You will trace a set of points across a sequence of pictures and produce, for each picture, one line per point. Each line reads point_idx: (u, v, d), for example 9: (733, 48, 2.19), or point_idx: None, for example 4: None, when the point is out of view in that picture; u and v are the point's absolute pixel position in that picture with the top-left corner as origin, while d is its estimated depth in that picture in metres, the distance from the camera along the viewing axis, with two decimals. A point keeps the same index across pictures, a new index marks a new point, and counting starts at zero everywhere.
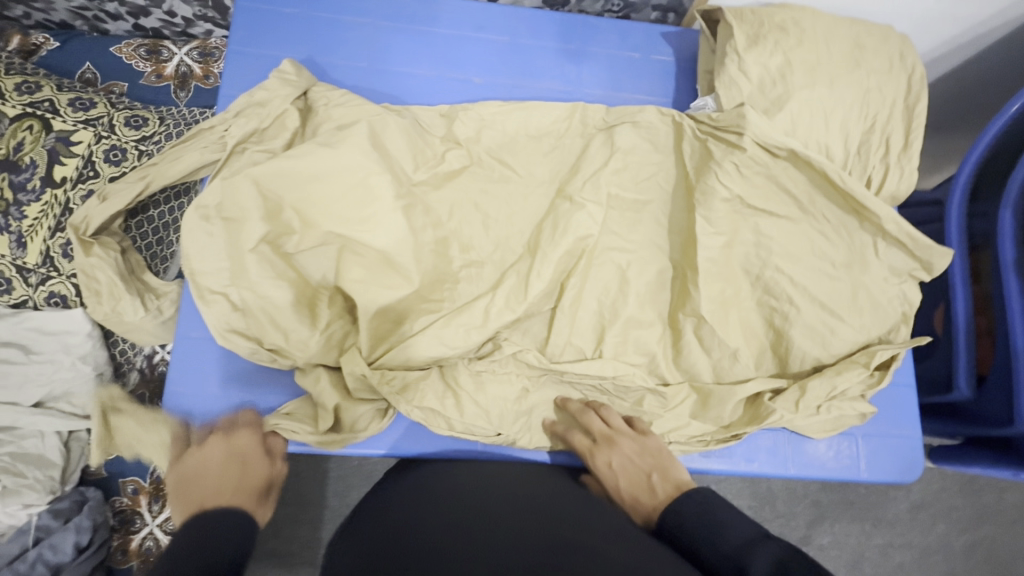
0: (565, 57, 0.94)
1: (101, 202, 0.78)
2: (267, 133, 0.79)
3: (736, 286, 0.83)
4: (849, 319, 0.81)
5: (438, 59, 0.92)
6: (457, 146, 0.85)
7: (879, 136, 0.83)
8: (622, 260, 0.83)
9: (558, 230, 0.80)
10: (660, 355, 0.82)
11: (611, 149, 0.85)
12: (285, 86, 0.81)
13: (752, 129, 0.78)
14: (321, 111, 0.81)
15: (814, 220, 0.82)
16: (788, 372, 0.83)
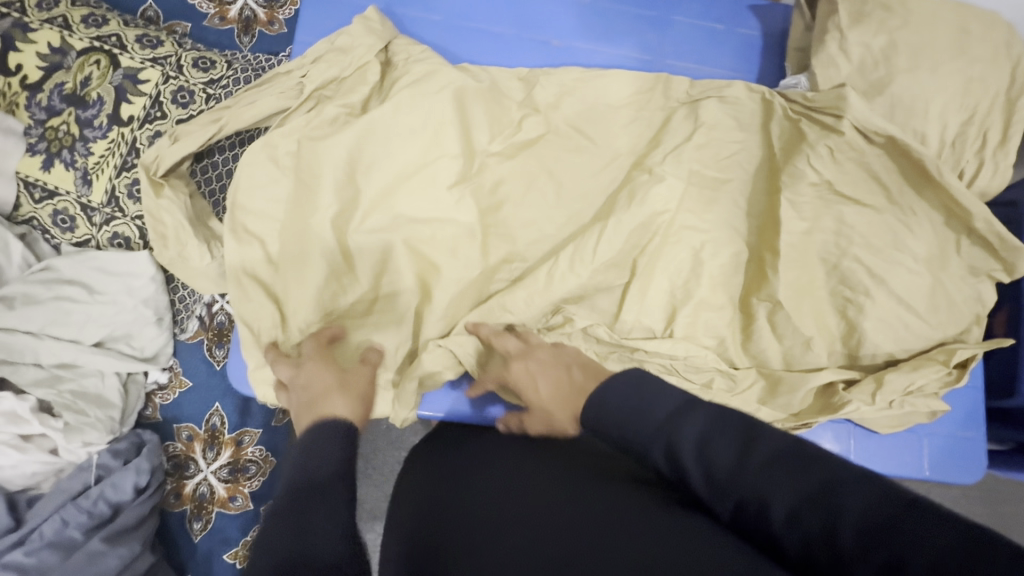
0: (647, 24, 0.90)
1: (174, 142, 0.76)
2: (344, 84, 0.76)
3: (812, 274, 0.80)
4: (927, 316, 0.79)
5: (517, 18, 0.87)
6: (536, 112, 0.79)
7: (976, 128, 0.80)
8: (696, 241, 0.78)
9: (635, 201, 0.75)
10: (732, 338, 0.80)
11: (694, 124, 0.80)
12: (370, 34, 0.77)
13: (853, 112, 0.75)
14: (401, 67, 0.77)
15: (901, 213, 0.79)
16: (858, 365, 0.81)
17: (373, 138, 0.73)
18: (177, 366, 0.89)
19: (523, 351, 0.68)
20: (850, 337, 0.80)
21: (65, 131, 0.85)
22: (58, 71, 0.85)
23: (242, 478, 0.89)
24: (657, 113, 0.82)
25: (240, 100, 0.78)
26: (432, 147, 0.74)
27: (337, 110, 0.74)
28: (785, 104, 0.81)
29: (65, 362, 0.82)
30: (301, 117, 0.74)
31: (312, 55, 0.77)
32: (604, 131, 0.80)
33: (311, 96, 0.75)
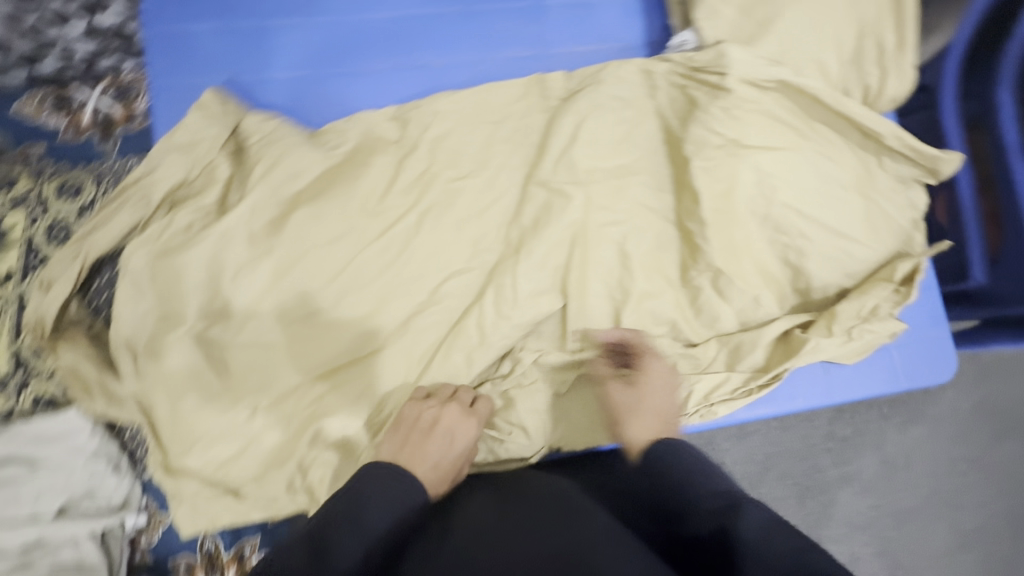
0: (525, 17, 0.85)
1: (53, 291, 0.70)
2: (195, 184, 0.71)
3: (755, 228, 0.77)
4: (864, 241, 0.79)
5: (390, 47, 0.82)
6: (415, 149, 0.78)
7: (873, 40, 0.78)
8: (617, 235, 0.77)
9: (546, 220, 0.75)
10: (684, 316, 0.79)
11: (580, 118, 0.79)
12: (211, 123, 0.71)
13: (736, 66, 0.75)
14: (254, 148, 0.72)
15: (816, 143, 0.77)
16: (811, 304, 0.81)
17: (267, 228, 0.71)
18: (152, 504, 0.86)
19: (431, 431, 0.70)
20: (798, 281, 0.80)
21: None
22: None
23: None
24: (540, 115, 0.81)
25: (97, 221, 0.71)
26: (342, 224, 0.74)
27: (189, 218, 0.69)
28: (667, 67, 0.80)
29: (28, 542, 0.76)
30: (179, 229, 0.69)
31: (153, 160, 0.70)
32: (497, 149, 0.80)
33: (163, 202, 0.70)
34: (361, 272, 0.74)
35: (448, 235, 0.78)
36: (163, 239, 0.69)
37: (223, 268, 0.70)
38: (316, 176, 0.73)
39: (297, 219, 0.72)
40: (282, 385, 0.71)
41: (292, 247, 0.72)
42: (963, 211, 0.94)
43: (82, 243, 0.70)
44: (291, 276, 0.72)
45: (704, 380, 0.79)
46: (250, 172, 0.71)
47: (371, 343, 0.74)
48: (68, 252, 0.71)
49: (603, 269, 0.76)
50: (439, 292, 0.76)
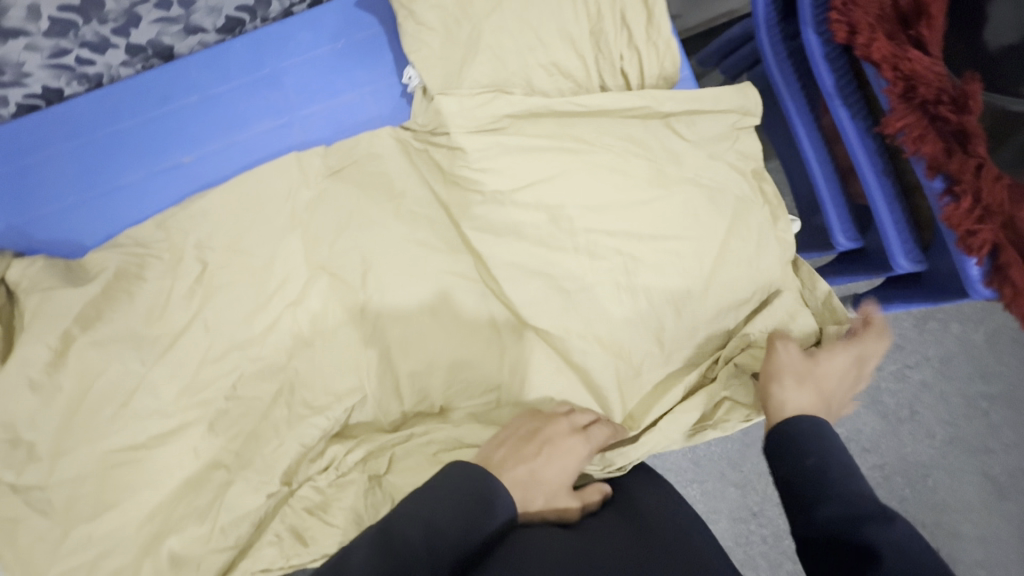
0: (265, 85, 0.81)
1: None
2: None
3: (540, 259, 0.70)
4: (673, 240, 0.72)
5: (139, 155, 0.81)
6: (186, 258, 0.78)
7: (612, 23, 0.70)
8: (395, 303, 0.75)
9: (324, 307, 0.77)
10: (497, 375, 0.74)
11: (339, 198, 0.77)
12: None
13: (455, 122, 0.68)
14: (23, 294, 0.75)
15: (587, 156, 0.70)
16: (644, 319, 0.72)
17: (49, 373, 0.73)
18: None
19: (535, 438, 0.67)
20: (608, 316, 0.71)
21: None
22: None
23: None
24: (302, 193, 0.78)
25: None
26: (129, 347, 0.76)
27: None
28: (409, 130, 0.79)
29: None
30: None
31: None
32: (266, 237, 0.78)
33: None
34: (154, 387, 0.76)
35: (235, 333, 0.78)
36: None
37: (17, 420, 0.72)
38: (83, 309, 0.75)
39: (77, 352, 0.74)
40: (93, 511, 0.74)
41: (80, 382, 0.74)
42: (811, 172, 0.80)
43: None
44: (84, 411, 0.74)
45: None
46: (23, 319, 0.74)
47: (190, 453, 0.76)
48: None
49: (393, 334, 0.75)
50: (237, 390, 0.77)
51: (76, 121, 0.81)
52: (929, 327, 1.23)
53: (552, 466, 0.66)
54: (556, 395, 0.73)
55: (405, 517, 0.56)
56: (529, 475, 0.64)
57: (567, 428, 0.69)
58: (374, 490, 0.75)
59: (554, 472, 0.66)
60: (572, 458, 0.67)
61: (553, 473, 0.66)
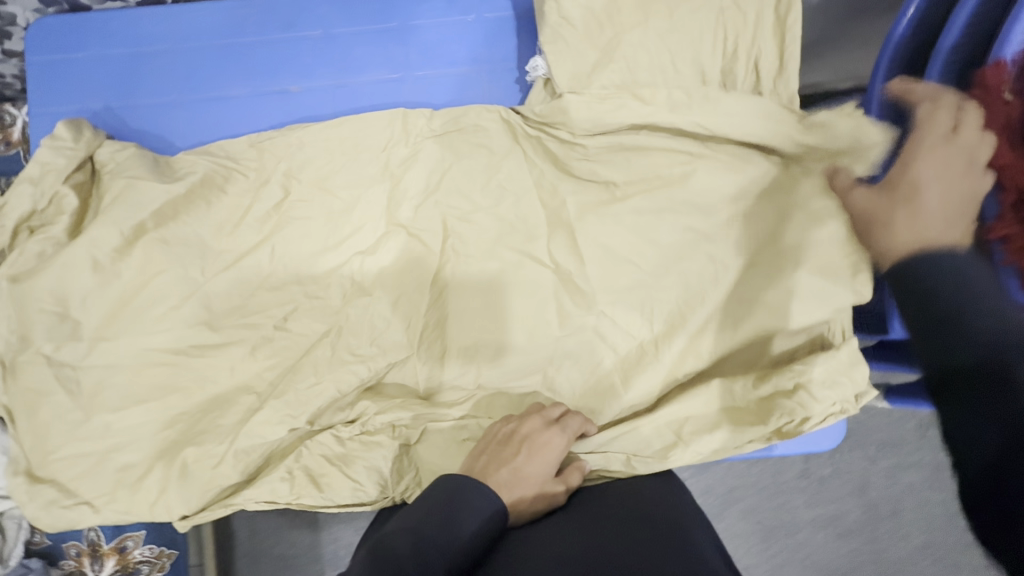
0: (387, 38, 0.82)
1: None
2: (46, 213, 0.73)
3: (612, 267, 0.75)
4: (742, 284, 0.75)
5: (250, 73, 0.82)
6: (270, 181, 0.79)
7: (744, 63, 0.70)
8: (465, 276, 0.77)
9: (399, 268, 0.78)
10: (545, 363, 0.76)
11: (438, 162, 0.78)
12: (60, 156, 0.73)
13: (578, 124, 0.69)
14: (107, 177, 0.75)
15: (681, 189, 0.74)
16: (696, 350, 0.76)
17: (115, 258, 0.74)
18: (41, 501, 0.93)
19: (510, 439, 0.67)
20: (667, 335, 0.75)
21: None
22: None
23: None
24: (399, 149, 0.79)
25: None
26: (199, 252, 0.77)
27: (40, 245, 0.72)
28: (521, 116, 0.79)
29: None
30: (27, 257, 0.72)
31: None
32: (353, 182, 0.79)
33: (17, 229, 0.73)
34: (210, 296, 0.77)
35: (300, 265, 0.79)
36: (11, 264, 0.71)
37: (71, 296, 0.73)
38: (166, 204, 0.75)
39: (146, 244, 0.75)
40: (120, 402, 0.74)
41: (142, 275, 0.75)
42: None
43: None
44: (138, 303, 0.75)
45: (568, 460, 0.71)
46: (103, 198, 0.75)
47: (225, 371, 0.76)
48: None
49: (454, 304, 0.77)
50: (289, 320, 0.78)
51: (198, 25, 0.83)
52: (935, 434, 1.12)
53: (534, 463, 0.64)
54: (595, 399, 0.76)
55: (392, 533, 0.54)
56: (512, 476, 0.63)
57: (541, 425, 0.69)
58: (400, 457, 0.76)
59: (540, 466, 0.65)
60: (553, 449, 0.67)
61: (537, 469, 0.64)
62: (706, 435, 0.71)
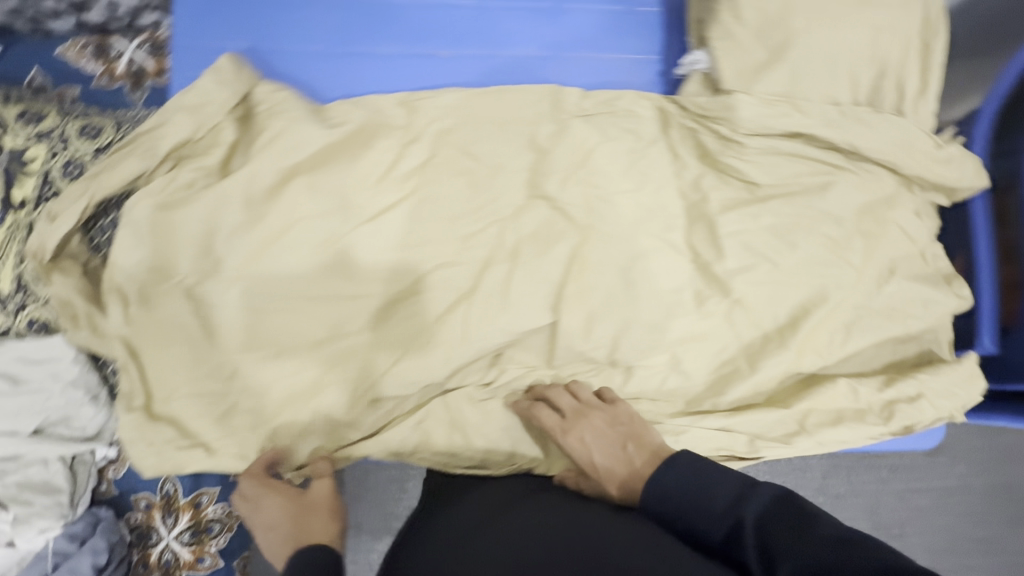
0: (540, 17, 0.85)
1: (52, 224, 0.76)
2: (201, 143, 0.73)
3: (746, 258, 0.79)
4: (860, 292, 0.81)
5: (403, 32, 0.83)
6: (416, 141, 0.80)
7: (894, 80, 0.75)
8: (605, 255, 0.79)
9: (542, 242, 0.79)
10: (671, 343, 0.79)
11: (586, 142, 0.81)
12: (222, 88, 0.73)
13: (744, 122, 0.74)
14: (262, 116, 0.75)
15: (817, 194, 0.79)
16: (813, 347, 0.81)
17: (260, 200, 0.73)
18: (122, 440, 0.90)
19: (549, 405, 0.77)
20: (791, 325, 0.80)
21: None
22: None
23: (207, 538, 0.92)
24: (546, 126, 0.81)
25: (109, 163, 0.76)
26: (338, 205, 0.76)
27: (192, 174, 0.73)
28: (679, 108, 0.80)
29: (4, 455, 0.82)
30: (181, 185, 0.73)
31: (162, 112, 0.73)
32: (499, 152, 0.81)
33: (167, 156, 0.73)
34: (348, 248, 0.77)
35: (439, 229, 0.79)
36: (165, 192, 0.72)
37: (217, 230, 0.72)
38: (309, 155, 0.75)
39: (292, 188, 0.74)
40: (254, 344, 0.74)
41: (286, 219, 0.74)
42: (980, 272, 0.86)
43: (89, 183, 0.75)
44: (280, 245, 0.74)
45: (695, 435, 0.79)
46: (255, 138, 0.74)
47: (361, 323, 0.77)
48: (77, 189, 0.76)
49: (589, 281, 0.78)
50: (425, 280, 0.78)
51: None
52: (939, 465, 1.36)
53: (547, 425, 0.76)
54: (712, 382, 0.82)
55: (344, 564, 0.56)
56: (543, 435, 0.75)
57: (577, 401, 0.77)
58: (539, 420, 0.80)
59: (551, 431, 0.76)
60: (597, 450, 0.73)
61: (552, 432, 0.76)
62: (828, 428, 0.79)
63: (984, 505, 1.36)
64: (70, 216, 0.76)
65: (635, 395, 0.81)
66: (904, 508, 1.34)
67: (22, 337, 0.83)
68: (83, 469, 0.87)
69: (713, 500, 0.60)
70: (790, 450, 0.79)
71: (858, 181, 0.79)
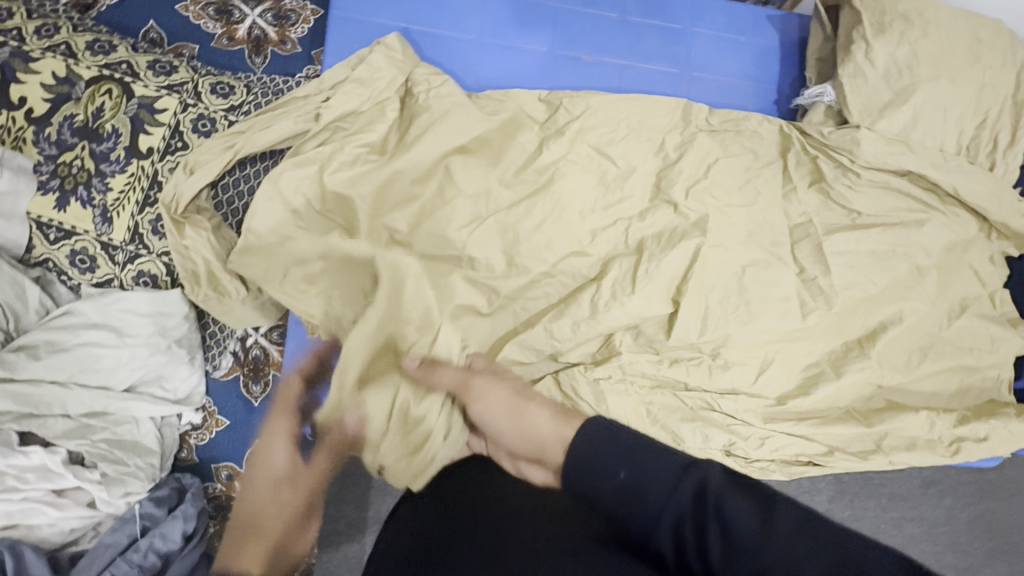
0: (673, 37, 0.91)
1: (190, 175, 0.73)
2: (361, 116, 0.75)
3: (848, 277, 0.81)
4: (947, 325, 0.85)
5: (550, 34, 0.88)
6: (558, 136, 0.80)
7: (988, 132, 0.84)
8: (724, 261, 0.79)
9: (664, 241, 0.79)
10: (774, 353, 0.81)
11: (711, 152, 0.83)
12: (390, 66, 0.76)
13: (864, 155, 0.81)
14: (421, 97, 0.77)
15: (915, 226, 0.83)
16: (901, 371, 0.84)
17: (414, 172, 0.74)
18: (212, 405, 0.87)
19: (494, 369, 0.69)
20: (887, 347, 0.83)
21: (79, 166, 0.79)
22: (65, 102, 0.80)
23: None
24: (675, 135, 0.84)
25: (257, 122, 0.75)
26: (481, 188, 0.76)
27: (356, 149, 0.73)
28: (800, 126, 0.87)
29: (94, 410, 0.78)
30: (343, 159, 0.73)
31: (330, 82, 0.77)
32: (630, 155, 0.82)
33: (325, 126, 0.74)
34: (489, 233, 0.76)
35: (565, 221, 0.78)
36: (326, 164, 0.72)
37: (371, 203, 0.73)
38: (470, 139, 0.76)
39: (443, 170, 0.74)
40: (417, 316, 0.70)
41: (432, 195, 0.75)
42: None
43: (236, 137, 0.74)
44: (425, 221, 0.74)
45: (792, 443, 0.81)
46: (412, 117, 0.76)
47: (485, 304, 0.75)
48: (220, 143, 0.75)
49: (709, 283, 0.79)
50: (557, 267, 0.77)
51: None
52: (933, 492, 1.24)
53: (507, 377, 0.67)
54: (810, 398, 0.81)
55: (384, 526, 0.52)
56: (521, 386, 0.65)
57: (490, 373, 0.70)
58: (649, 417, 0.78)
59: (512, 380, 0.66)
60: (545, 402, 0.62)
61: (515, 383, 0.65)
62: (902, 450, 0.81)
63: (972, 538, 1.24)
64: (208, 169, 0.74)
65: (732, 388, 0.80)
66: (899, 537, 1.21)
67: (127, 287, 0.82)
68: (169, 433, 0.84)
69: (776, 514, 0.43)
70: (866, 466, 0.82)
71: (952, 217, 0.84)
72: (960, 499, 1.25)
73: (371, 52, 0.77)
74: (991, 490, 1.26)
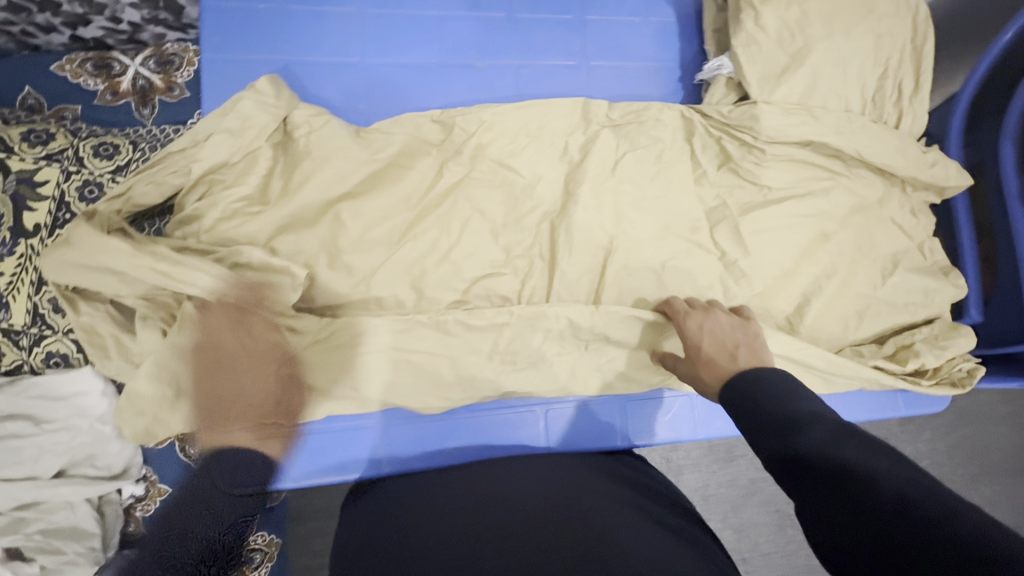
0: (567, 28, 0.89)
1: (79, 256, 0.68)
2: (235, 168, 0.71)
3: (765, 254, 0.81)
4: (878, 282, 0.84)
5: (438, 44, 0.85)
6: (456, 154, 0.78)
7: (892, 82, 0.83)
8: (644, 253, 0.78)
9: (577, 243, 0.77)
10: None
11: (618, 143, 0.81)
12: (262, 111, 0.72)
13: (766, 129, 0.80)
14: (302, 141, 0.74)
15: (827, 192, 0.82)
16: (835, 336, 0.83)
17: (308, 213, 0.72)
18: (152, 474, 0.86)
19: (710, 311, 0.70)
20: (821, 315, 0.82)
21: None
22: None
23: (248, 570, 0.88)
24: (580, 130, 0.82)
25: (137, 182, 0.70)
26: (384, 218, 0.74)
27: (235, 204, 0.70)
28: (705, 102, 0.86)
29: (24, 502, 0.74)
30: (231, 214, 0.70)
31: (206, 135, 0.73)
32: (535, 161, 0.80)
33: (199, 179, 0.71)
34: (398, 265, 0.74)
35: (476, 237, 0.76)
36: (215, 221, 0.70)
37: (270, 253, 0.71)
38: (361, 179, 0.74)
39: (339, 211, 0.72)
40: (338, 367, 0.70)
41: (331, 235, 0.72)
42: (964, 248, 0.90)
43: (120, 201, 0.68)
44: (330, 262, 0.72)
45: None
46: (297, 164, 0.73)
47: None
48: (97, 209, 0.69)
49: (629, 276, 0.78)
50: (472, 292, 0.76)
51: None
52: (909, 431, 1.25)
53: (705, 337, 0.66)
54: None
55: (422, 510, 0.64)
56: (728, 345, 0.63)
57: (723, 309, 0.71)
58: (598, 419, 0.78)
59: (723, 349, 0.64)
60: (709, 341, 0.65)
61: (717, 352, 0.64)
62: None
63: (954, 469, 1.25)
64: None
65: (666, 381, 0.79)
66: None
67: (38, 370, 0.79)
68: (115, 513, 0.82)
69: (767, 399, 0.52)
70: None
71: (862, 175, 0.84)
72: (935, 431, 1.26)
73: (245, 95, 0.73)
74: (961, 417, 1.27)
